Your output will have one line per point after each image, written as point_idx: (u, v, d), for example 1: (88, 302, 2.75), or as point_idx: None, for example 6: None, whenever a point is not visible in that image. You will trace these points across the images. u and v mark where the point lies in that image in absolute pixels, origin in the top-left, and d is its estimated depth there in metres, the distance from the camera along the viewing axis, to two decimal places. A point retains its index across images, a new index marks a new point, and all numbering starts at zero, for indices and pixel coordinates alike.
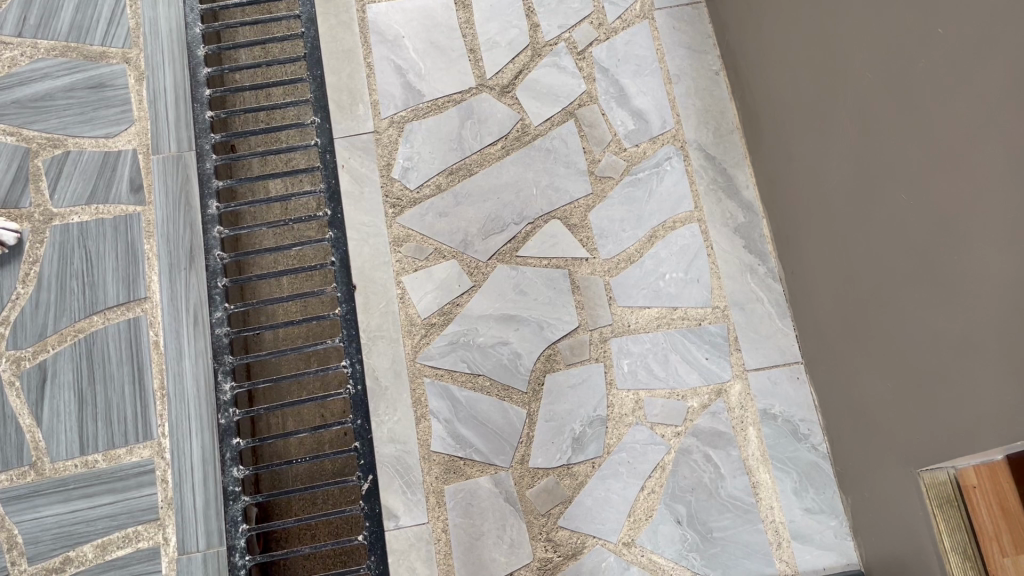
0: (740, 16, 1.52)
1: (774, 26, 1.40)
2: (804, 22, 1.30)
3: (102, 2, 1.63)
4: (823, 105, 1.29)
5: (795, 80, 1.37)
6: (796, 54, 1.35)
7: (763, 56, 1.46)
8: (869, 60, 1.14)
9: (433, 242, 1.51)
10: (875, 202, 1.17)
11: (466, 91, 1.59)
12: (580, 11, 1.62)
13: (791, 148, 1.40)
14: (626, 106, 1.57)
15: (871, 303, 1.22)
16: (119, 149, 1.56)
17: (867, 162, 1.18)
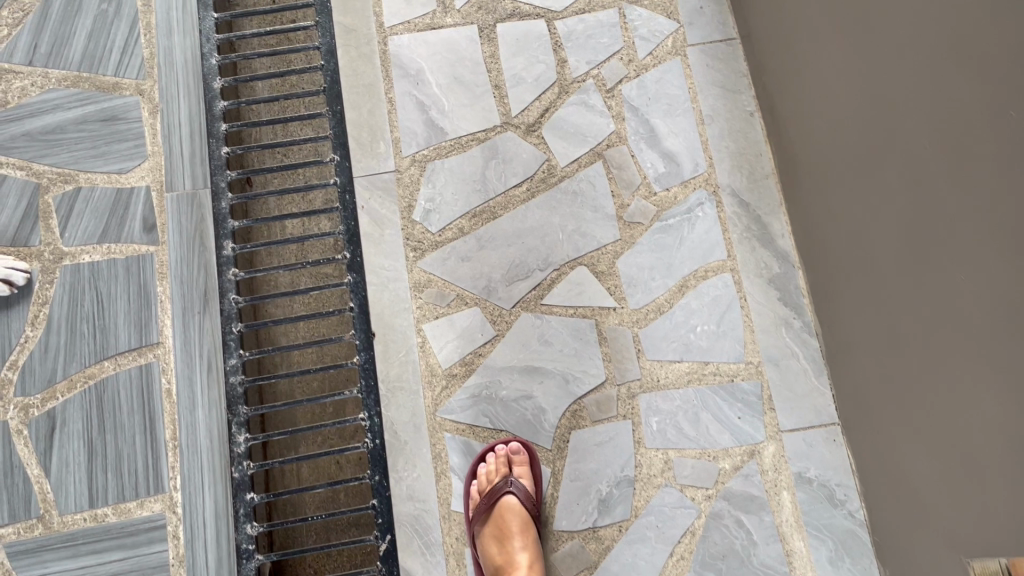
0: (782, 57, 1.45)
1: (822, 73, 1.34)
2: (853, 75, 1.24)
3: (115, 30, 1.61)
4: (870, 163, 1.22)
5: (840, 133, 1.30)
6: (844, 107, 1.28)
7: (807, 103, 1.39)
8: (923, 128, 1.07)
9: (454, 287, 1.46)
10: (927, 275, 1.11)
11: (491, 129, 1.55)
12: (609, 46, 1.58)
13: (835, 203, 1.34)
14: (656, 147, 1.52)
15: (919, 378, 1.16)
16: (132, 185, 1.52)
17: (918, 232, 1.11)
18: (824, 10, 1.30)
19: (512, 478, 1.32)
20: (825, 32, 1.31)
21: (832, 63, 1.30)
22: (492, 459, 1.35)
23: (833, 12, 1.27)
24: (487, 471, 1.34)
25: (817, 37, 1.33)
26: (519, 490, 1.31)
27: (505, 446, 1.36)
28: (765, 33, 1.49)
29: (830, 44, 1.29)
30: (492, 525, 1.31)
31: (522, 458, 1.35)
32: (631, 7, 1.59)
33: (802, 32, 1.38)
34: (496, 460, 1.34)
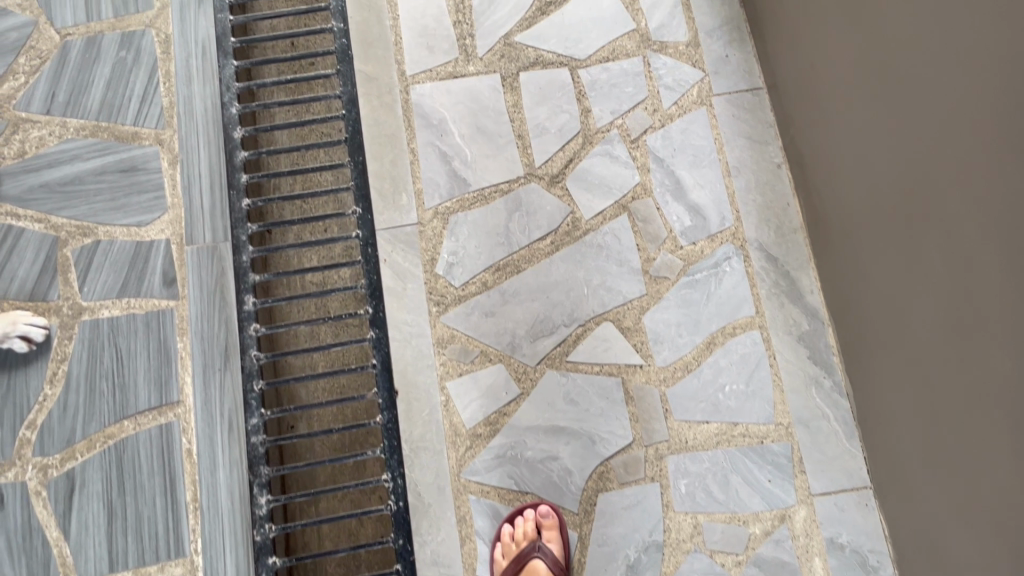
0: (811, 112, 1.43)
1: (851, 133, 1.31)
2: (887, 140, 1.21)
3: (134, 79, 1.59)
4: (905, 230, 1.19)
5: (871, 195, 1.28)
6: (876, 170, 1.26)
7: (836, 162, 1.37)
8: (962, 204, 1.05)
9: (478, 344, 1.44)
10: (965, 351, 1.08)
11: (515, 180, 1.53)
12: (634, 95, 1.56)
13: (867, 266, 1.31)
14: (682, 200, 1.50)
15: (957, 454, 1.12)
16: (152, 238, 1.50)
17: (957, 306, 1.09)
18: (855, 73, 1.28)
19: (540, 543, 1.30)
20: (855, 93, 1.29)
21: (863, 125, 1.28)
22: (521, 523, 1.33)
23: (863, 75, 1.25)
24: (514, 534, 1.32)
25: (847, 97, 1.31)
26: (546, 555, 1.30)
27: (534, 509, 1.35)
28: (794, 84, 1.47)
29: (861, 106, 1.27)
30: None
31: (551, 522, 1.33)
32: (655, 56, 1.57)
33: (831, 92, 1.36)
34: (524, 523, 1.32)
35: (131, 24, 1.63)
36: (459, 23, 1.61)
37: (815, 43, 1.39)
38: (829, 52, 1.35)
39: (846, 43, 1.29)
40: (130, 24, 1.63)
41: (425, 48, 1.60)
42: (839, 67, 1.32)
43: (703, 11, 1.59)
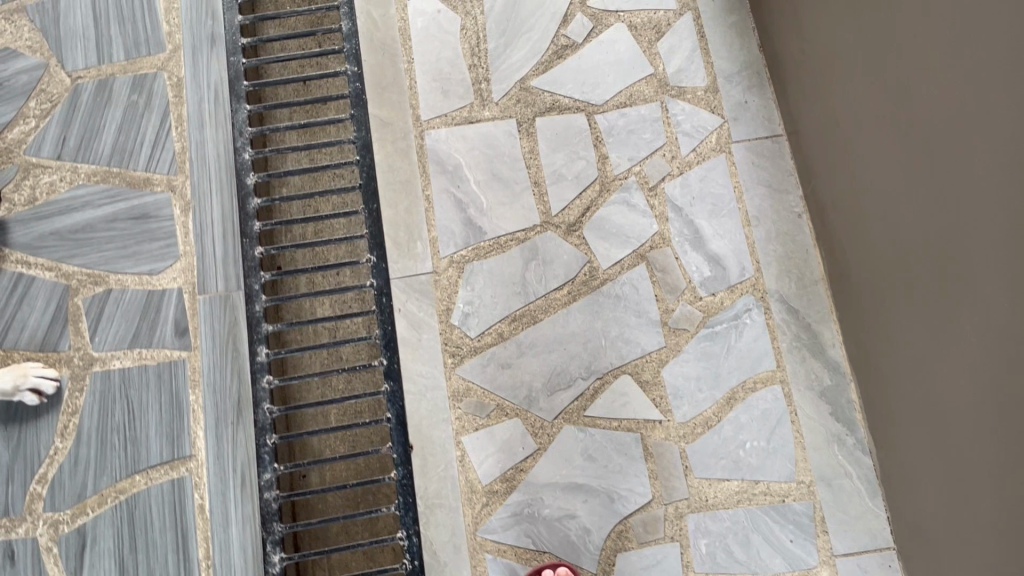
0: (835, 165, 1.42)
1: (881, 193, 1.30)
2: (921, 203, 1.20)
3: (146, 122, 1.58)
4: (939, 296, 1.18)
5: (905, 259, 1.25)
6: (908, 233, 1.24)
7: (865, 220, 1.35)
8: (1006, 278, 1.03)
9: (494, 397, 1.42)
10: (1000, 426, 1.07)
11: (531, 229, 1.51)
12: (652, 142, 1.54)
13: (898, 328, 1.29)
14: (701, 250, 1.47)
15: (993, 533, 1.11)
16: (164, 286, 1.48)
17: (1000, 384, 1.06)
18: (891, 134, 1.25)
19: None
20: (890, 154, 1.27)
21: (897, 187, 1.25)
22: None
23: (901, 136, 1.23)
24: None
25: (877, 156, 1.30)
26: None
27: (554, 569, 1.31)
28: (818, 135, 1.45)
29: (895, 167, 1.25)
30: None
31: None
32: (673, 101, 1.56)
33: (861, 148, 1.34)
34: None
35: (143, 67, 1.61)
36: (474, 66, 1.60)
37: (845, 99, 1.37)
38: (862, 108, 1.33)
39: (883, 101, 1.27)
40: (142, 66, 1.61)
41: (440, 92, 1.59)
42: (871, 126, 1.30)
43: (721, 55, 1.58)
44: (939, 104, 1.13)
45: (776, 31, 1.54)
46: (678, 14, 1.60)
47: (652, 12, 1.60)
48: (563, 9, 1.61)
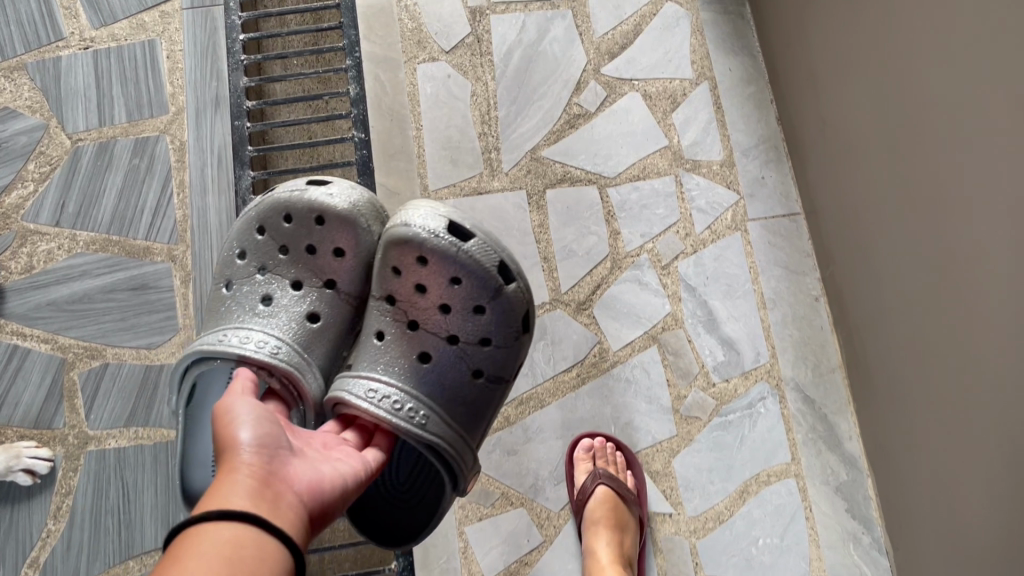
0: (854, 250, 1.37)
1: (899, 285, 1.26)
2: (943, 304, 1.16)
3: (147, 188, 1.54)
4: (959, 402, 1.14)
5: (924, 351, 1.21)
6: (928, 331, 1.20)
7: (884, 308, 1.31)
8: None
9: (499, 485, 1.37)
10: (1012, 549, 1.03)
11: (539, 306, 1.46)
12: (665, 218, 1.50)
13: (917, 425, 1.25)
14: (715, 332, 1.43)
15: None
16: (162, 362, 1.45)
17: (1016, 500, 1.02)
18: (914, 227, 1.21)
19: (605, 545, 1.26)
20: (911, 248, 1.23)
21: (919, 282, 1.21)
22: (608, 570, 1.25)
23: (925, 230, 1.19)
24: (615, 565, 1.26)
25: (898, 247, 1.26)
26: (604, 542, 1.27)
27: None
28: (837, 218, 1.41)
29: (917, 261, 1.21)
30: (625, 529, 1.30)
31: None
32: (688, 175, 1.52)
33: (882, 234, 1.30)
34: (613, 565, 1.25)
35: (145, 129, 1.58)
36: (484, 135, 1.57)
37: (864, 184, 1.33)
38: (884, 197, 1.28)
39: (907, 191, 1.22)
40: (144, 128, 1.58)
41: (449, 161, 1.55)
42: (892, 215, 1.26)
43: (738, 128, 1.54)
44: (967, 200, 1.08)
45: (794, 107, 1.51)
46: (694, 83, 1.56)
47: (668, 81, 1.57)
48: (576, 77, 1.58)
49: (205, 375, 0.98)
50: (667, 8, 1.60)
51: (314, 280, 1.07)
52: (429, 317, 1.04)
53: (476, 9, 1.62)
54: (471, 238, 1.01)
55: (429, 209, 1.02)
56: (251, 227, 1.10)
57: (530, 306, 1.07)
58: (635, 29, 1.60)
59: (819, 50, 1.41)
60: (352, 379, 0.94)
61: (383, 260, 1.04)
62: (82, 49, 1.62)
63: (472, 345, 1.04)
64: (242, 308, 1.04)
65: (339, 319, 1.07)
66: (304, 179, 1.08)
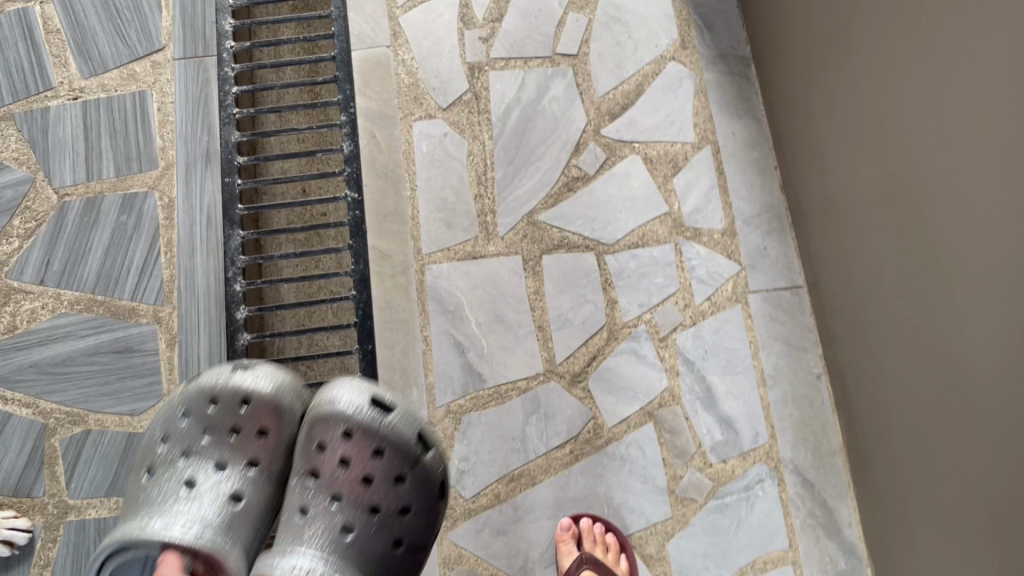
0: (853, 328, 1.35)
1: (897, 372, 1.25)
2: (942, 402, 1.15)
3: (133, 246, 1.50)
4: (961, 501, 1.13)
5: (925, 448, 1.19)
6: (926, 424, 1.19)
7: (880, 390, 1.29)
8: None
9: (487, 566, 1.35)
10: None
11: (533, 377, 1.43)
12: (664, 287, 1.46)
13: (914, 514, 1.24)
14: (713, 410, 1.40)
15: None
16: (144, 429, 1.42)
17: None
18: (912, 318, 1.20)
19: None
20: (910, 337, 1.21)
21: (916, 373, 1.20)
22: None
23: (925, 324, 1.17)
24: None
25: (896, 334, 1.24)
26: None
27: None
28: (836, 294, 1.38)
29: (916, 352, 1.20)
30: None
31: None
32: (688, 244, 1.48)
33: (883, 324, 1.27)
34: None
35: (134, 184, 1.54)
36: (479, 197, 1.53)
37: (863, 264, 1.31)
38: (882, 280, 1.27)
39: (906, 280, 1.21)
40: (132, 184, 1.54)
41: (443, 224, 1.51)
42: (891, 301, 1.25)
43: (741, 195, 1.50)
44: (971, 306, 1.07)
45: (797, 176, 1.48)
46: (696, 147, 1.53)
47: (669, 144, 1.53)
48: (575, 138, 1.54)
49: (121, 568, 0.96)
50: (670, 67, 1.57)
51: (238, 461, 1.08)
52: (352, 492, 1.06)
53: (474, 64, 1.58)
54: (392, 411, 1.08)
55: (353, 385, 1.09)
56: (173, 413, 1.12)
57: (446, 475, 1.12)
58: (637, 89, 1.56)
59: (825, 126, 1.39)
60: (274, 558, 0.94)
61: (308, 437, 1.07)
62: (71, 99, 1.58)
63: (394, 515, 1.07)
64: (163, 493, 1.03)
65: (261, 500, 1.07)
66: (226, 367, 1.12)
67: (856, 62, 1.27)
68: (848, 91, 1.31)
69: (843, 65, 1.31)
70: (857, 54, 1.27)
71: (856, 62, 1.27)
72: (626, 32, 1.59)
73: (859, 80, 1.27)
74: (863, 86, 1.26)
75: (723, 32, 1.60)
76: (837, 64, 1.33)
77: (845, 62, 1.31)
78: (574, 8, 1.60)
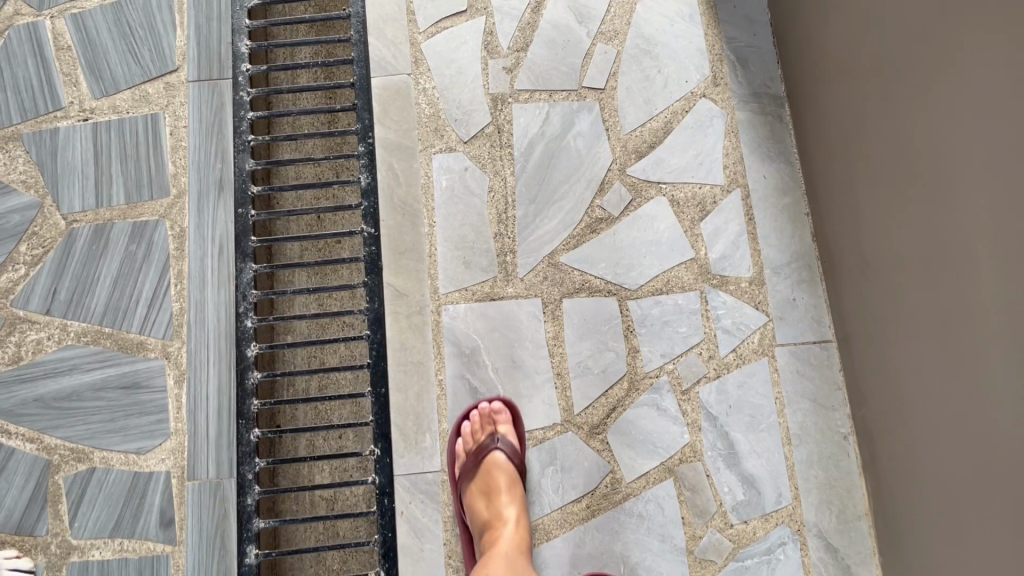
0: (878, 375, 1.31)
1: (919, 415, 1.22)
2: (964, 450, 1.12)
3: (143, 277, 1.46)
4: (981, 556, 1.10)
5: (945, 496, 1.17)
6: (947, 472, 1.16)
7: (902, 436, 1.26)
8: None
9: None
10: None
11: (550, 427, 1.39)
12: (688, 336, 1.41)
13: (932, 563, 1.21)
14: (736, 468, 1.36)
15: None
16: (151, 469, 1.39)
17: None
18: (935, 361, 1.17)
19: (497, 436, 1.33)
20: (932, 381, 1.18)
21: (939, 419, 1.17)
22: (474, 416, 1.36)
23: (948, 368, 1.15)
24: (473, 428, 1.34)
25: (919, 377, 1.21)
26: (506, 447, 1.32)
27: None
28: (861, 340, 1.35)
29: (938, 397, 1.17)
30: (478, 482, 1.32)
31: None
32: (714, 291, 1.43)
33: (907, 373, 1.24)
34: (478, 418, 1.35)
35: (144, 212, 1.49)
36: (500, 235, 1.48)
37: (888, 303, 1.28)
38: (906, 322, 1.24)
39: (931, 322, 1.18)
40: (143, 211, 1.49)
41: (461, 263, 1.46)
42: (914, 345, 1.22)
43: (770, 243, 1.45)
44: (996, 355, 1.04)
45: (831, 229, 1.42)
46: (725, 190, 1.48)
47: (697, 187, 1.48)
48: (600, 176, 1.49)
49: None
50: (700, 104, 1.52)
51: None
52: None
53: (497, 95, 1.53)
54: None
55: None
56: None
57: None
58: (665, 127, 1.51)
59: (861, 180, 1.33)
60: None
61: None
62: (81, 120, 1.53)
63: None
64: None
65: None
66: None
67: (892, 108, 1.23)
68: (880, 129, 1.27)
69: (874, 103, 1.28)
70: (892, 96, 1.23)
71: (890, 102, 1.23)
72: (655, 66, 1.53)
73: (893, 124, 1.23)
74: (897, 130, 1.22)
75: (757, 68, 1.54)
76: (870, 103, 1.29)
77: (883, 115, 1.26)
78: (602, 39, 1.54)
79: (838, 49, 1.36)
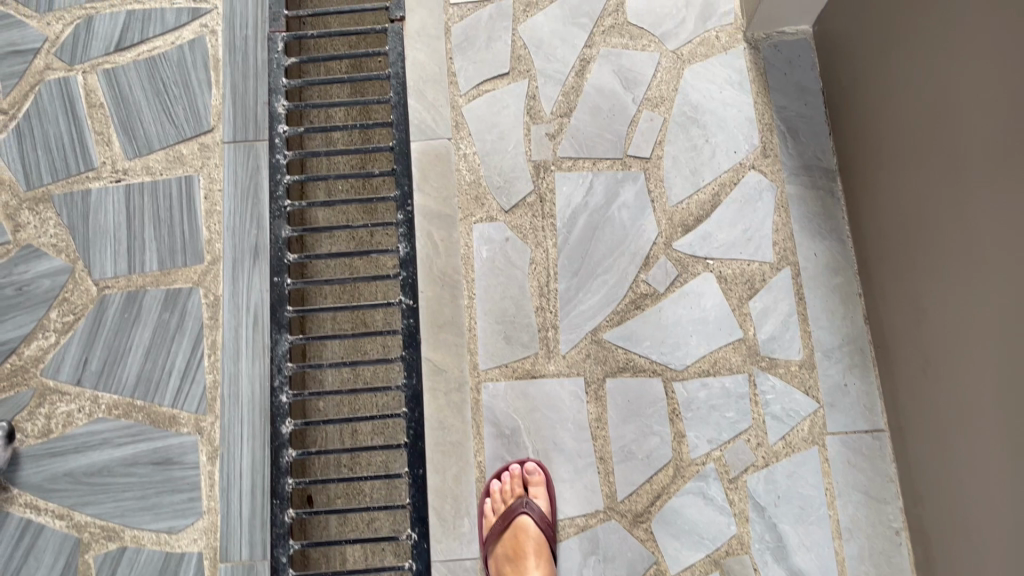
0: (937, 478, 1.26)
1: (982, 543, 1.16)
2: None
3: (175, 348, 1.43)
4: None
5: None
6: None
7: (962, 552, 1.21)
8: None
9: None
10: None
11: (593, 514, 1.36)
12: (735, 422, 1.38)
13: None
14: (783, 562, 1.33)
15: None
16: (183, 549, 1.36)
17: None
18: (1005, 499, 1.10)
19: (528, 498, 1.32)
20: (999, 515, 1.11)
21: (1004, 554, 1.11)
22: (506, 476, 1.36)
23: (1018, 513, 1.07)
24: (504, 488, 1.35)
25: (984, 505, 1.15)
26: (536, 510, 1.32)
27: None
28: (921, 437, 1.30)
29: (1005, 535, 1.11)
30: (506, 544, 1.33)
31: None
32: (763, 375, 1.39)
33: (971, 495, 1.17)
34: (511, 479, 1.35)
35: (177, 279, 1.46)
36: (541, 309, 1.44)
37: (954, 418, 1.21)
38: (973, 443, 1.16)
39: (1001, 459, 1.10)
40: (176, 278, 1.46)
41: (502, 339, 1.42)
42: (980, 470, 1.15)
43: (820, 324, 1.41)
44: None
45: (891, 319, 1.35)
46: (774, 268, 1.44)
47: (745, 263, 1.44)
48: (645, 250, 1.45)
49: None
50: (749, 176, 1.47)
51: None
52: None
53: (540, 163, 1.49)
54: None
55: None
56: None
57: None
58: (712, 199, 1.47)
59: (928, 286, 1.25)
60: None
61: None
62: (113, 182, 1.50)
63: None
64: None
65: None
66: None
67: (967, 222, 1.13)
68: (952, 239, 1.17)
69: (945, 209, 1.18)
70: (969, 210, 1.12)
71: (967, 216, 1.13)
72: (703, 135, 1.49)
73: (969, 240, 1.13)
74: (972, 245, 1.12)
75: (808, 139, 1.49)
76: (942, 208, 1.19)
77: (956, 226, 1.16)
78: (648, 106, 1.50)
79: (905, 140, 1.27)
